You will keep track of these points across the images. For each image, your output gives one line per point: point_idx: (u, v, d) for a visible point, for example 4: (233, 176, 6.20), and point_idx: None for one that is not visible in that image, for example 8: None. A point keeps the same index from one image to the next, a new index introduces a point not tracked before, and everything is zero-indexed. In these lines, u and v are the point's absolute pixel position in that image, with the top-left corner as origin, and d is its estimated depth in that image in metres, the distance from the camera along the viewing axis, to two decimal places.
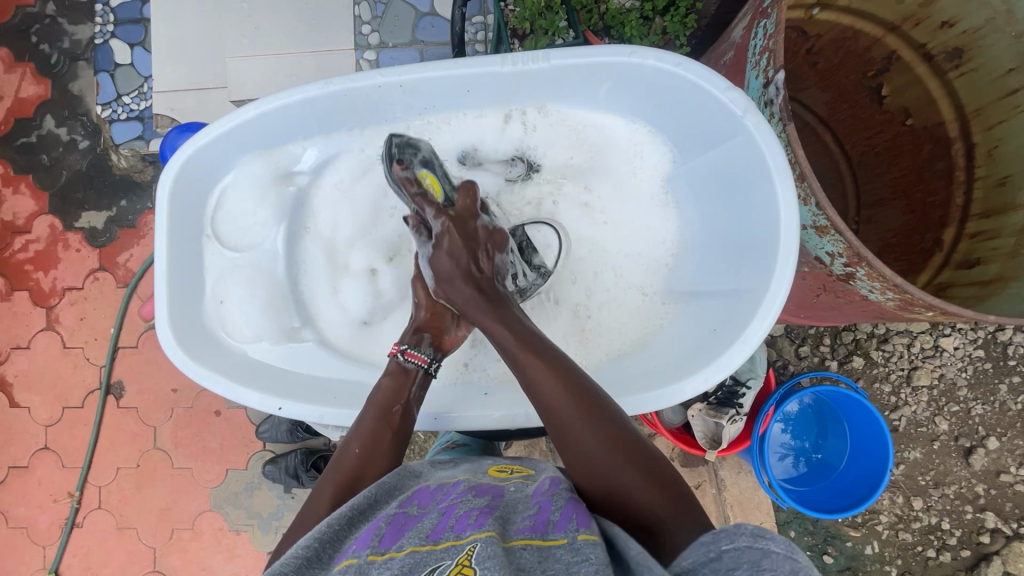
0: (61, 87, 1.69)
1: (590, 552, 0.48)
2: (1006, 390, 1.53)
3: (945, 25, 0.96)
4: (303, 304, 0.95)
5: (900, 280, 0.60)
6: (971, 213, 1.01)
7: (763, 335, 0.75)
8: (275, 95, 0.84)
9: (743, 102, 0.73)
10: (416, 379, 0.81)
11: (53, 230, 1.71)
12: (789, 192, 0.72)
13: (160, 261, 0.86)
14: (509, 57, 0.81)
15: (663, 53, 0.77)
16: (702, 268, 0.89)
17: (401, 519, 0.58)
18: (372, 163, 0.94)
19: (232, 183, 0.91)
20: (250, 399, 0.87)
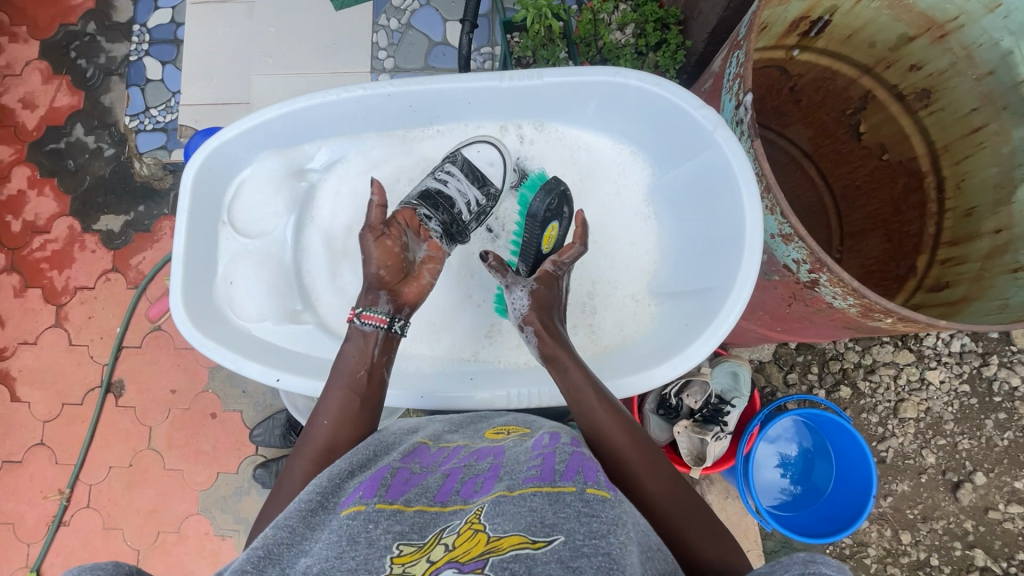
0: (93, 98, 1.80)
1: (601, 508, 0.51)
2: (992, 426, 1.55)
3: (913, 68, 1.04)
4: (307, 288, 1.01)
5: (857, 285, 0.64)
6: (942, 241, 1.06)
7: (728, 330, 0.78)
8: (292, 99, 0.90)
9: (712, 118, 0.79)
10: (377, 341, 0.83)
11: (72, 231, 1.78)
12: (754, 201, 0.76)
13: (178, 240, 0.90)
14: (508, 72, 0.88)
15: (643, 74, 0.84)
16: (679, 273, 0.96)
17: (402, 476, 0.64)
18: (383, 167, 1.02)
19: (251, 176, 0.98)
20: (250, 370, 0.89)
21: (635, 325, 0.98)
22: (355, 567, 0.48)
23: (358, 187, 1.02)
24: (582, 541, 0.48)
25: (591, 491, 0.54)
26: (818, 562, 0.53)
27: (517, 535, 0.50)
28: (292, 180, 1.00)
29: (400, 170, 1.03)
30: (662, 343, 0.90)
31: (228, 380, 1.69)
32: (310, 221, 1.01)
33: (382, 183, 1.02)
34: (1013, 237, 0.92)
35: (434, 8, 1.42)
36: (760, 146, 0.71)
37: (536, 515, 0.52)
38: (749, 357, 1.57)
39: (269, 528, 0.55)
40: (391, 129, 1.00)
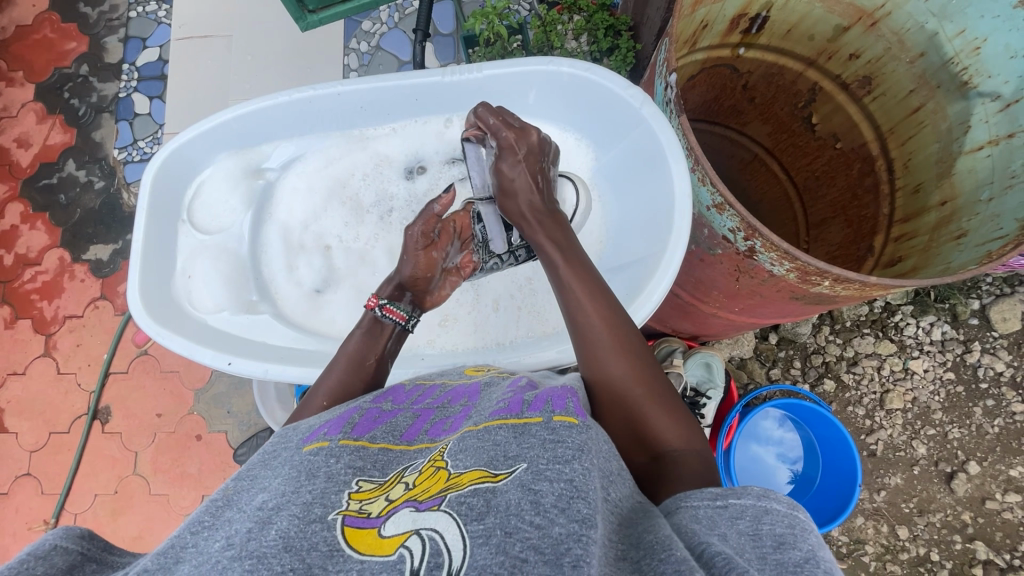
0: (84, 135, 1.88)
1: (567, 434, 0.49)
2: (982, 414, 1.53)
3: (852, 57, 1.09)
4: (262, 281, 1.04)
5: (787, 246, 0.67)
6: (895, 219, 1.09)
7: (663, 292, 0.80)
8: (249, 101, 0.96)
9: (640, 96, 0.84)
10: (391, 334, 0.86)
11: (62, 262, 1.82)
12: (682, 168, 0.79)
13: (137, 233, 0.93)
14: (449, 69, 0.94)
15: (574, 61, 0.89)
16: (621, 250, 0.98)
17: (372, 414, 0.63)
18: (339, 165, 1.06)
19: (209, 177, 1.02)
20: (202, 355, 0.90)
21: None
22: (311, 500, 0.46)
23: (313, 185, 1.06)
24: (544, 466, 0.45)
25: (558, 419, 0.52)
26: (772, 498, 0.46)
27: (479, 469, 0.48)
28: (249, 179, 1.04)
29: (355, 166, 1.07)
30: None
31: (213, 401, 1.70)
32: (268, 217, 1.05)
33: (336, 179, 1.06)
34: (957, 208, 0.96)
35: (402, 31, 1.49)
36: (687, 123, 0.74)
37: (499, 448, 0.50)
38: (729, 354, 1.57)
39: (230, 481, 0.54)
40: (345, 127, 1.04)
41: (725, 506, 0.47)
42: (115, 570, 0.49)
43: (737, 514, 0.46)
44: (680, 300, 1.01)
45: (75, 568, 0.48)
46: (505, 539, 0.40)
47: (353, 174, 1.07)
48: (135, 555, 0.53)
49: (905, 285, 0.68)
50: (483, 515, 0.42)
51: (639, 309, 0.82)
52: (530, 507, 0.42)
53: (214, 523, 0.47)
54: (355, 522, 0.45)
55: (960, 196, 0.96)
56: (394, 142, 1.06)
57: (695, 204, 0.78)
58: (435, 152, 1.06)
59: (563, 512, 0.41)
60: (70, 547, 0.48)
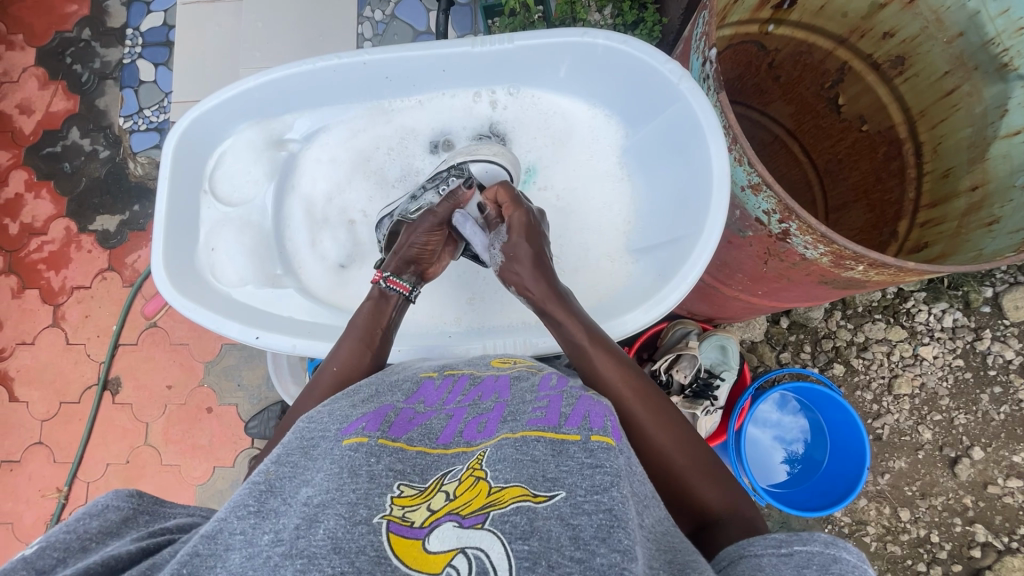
0: (88, 102, 1.84)
1: (605, 458, 0.50)
2: (988, 400, 1.54)
3: (886, 36, 1.06)
4: (286, 254, 1.04)
5: (825, 230, 0.65)
6: (922, 204, 1.08)
7: (695, 276, 0.79)
8: (272, 68, 0.93)
9: (678, 71, 0.81)
10: (395, 304, 0.85)
11: (69, 232, 1.80)
12: (722, 148, 0.77)
13: (160, 204, 0.92)
14: (478, 39, 0.90)
15: (610, 33, 0.86)
16: (648, 232, 0.97)
17: (407, 415, 0.63)
18: (363, 138, 1.04)
19: (231, 147, 1.00)
20: (230, 329, 0.89)
21: (609, 282, 0.99)
22: (355, 501, 0.46)
23: (336, 158, 1.04)
24: (583, 497, 0.46)
25: (595, 439, 0.53)
26: (842, 548, 0.49)
27: (518, 486, 0.48)
28: (271, 150, 1.02)
29: (379, 139, 1.04)
30: (637, 295, 0.90)
31: (224, 374, 1.70)
32: (292, 191, 1.04)
33: (360, 151, 1.04)
34: (989, 193, 0.95)
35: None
36: (727, 100, 0.71)
37: (538, 466, 0.50)
38: (740, 337, 1.57)
39: (269, 464, 0.54)
40: (369, 99, 1.02)
41: (791, 553, 0.50)
42: (166, 520, 0.56)
43: (805, 563, 0.48)
44: (700, 283, 1.00)
45: (129, 520, 0.54)
46: (549, 569, 0.41)
47: (377, 147, 1.04)
48: (182, 506, 0.59)
49: (940, 271, 0.68)
50: (526, 535, 0.43)
51: (670, 291, 0.81)
52: (569, 542, 0.43)
53: (261, 509, 0.47)
54: (400, 530, 0.45)
55: (993, 181, 0.95)
56: (420, 116, 1.04)
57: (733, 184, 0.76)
58: (462, 127, 1.04)
59: (604, 543, 0.43)
60: (123, 505, 0.54)
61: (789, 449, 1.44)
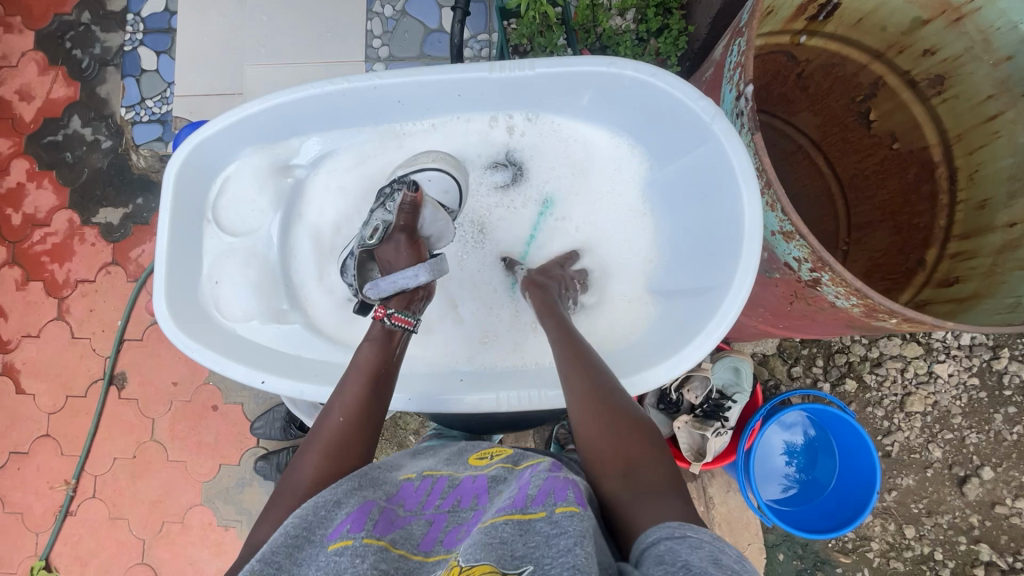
0: (89, 90, 1.78)
1: (568, 523, 0.55)
2: (1002, 421, 1.51)
3: (926, 53, 1.01)
4: (292, 289, 1.04)
5: (860, 285, 0.62)
6: (952, 233, 1.04)
7: (723, 333, 0.77)
8: (273, 93, 0.89)
9: (711, 110, 0.76)
10: (399, 339, 0.87)
11: (72, 224, 1.78)
12: (756, 200, 0.73)
13: (161, 240, 0.90)
14: (498, 64, 0.86)
15: (641, 64, 0.81)
16: (670, 273, 0.99)
17: (389, 514, 0.65)
18: (373, 164, 1.03)
19: (233, 173, 0.98)
20: (235, 372, 0.89)
21: (630, 322, 1.01)
22: None
23: (347, 183, 1.03)
24: (550, 564, 0.50)
25: (560, 510, 0.58)
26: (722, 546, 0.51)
27: (488, 563, 0.52)
28: (276, 177, 1.00)
29: (390, 164, 1.03)
30: (662, 342, 0.90)
31: None
32: (301, 218, 1.04)
33: (370, 177, 1.03)
34: None
35: None
36: (763, 144, 0.68)
37: (507, 546, 0.54)
38: (752, 350, 1.55)
39: (255, 564, 0.55)
40: (381, 123, 0.99)
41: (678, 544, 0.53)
42: None
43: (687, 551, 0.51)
44: None
45: None
46: None
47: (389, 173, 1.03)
48: None
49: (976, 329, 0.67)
50: None
51: (696, 348, 0.79)
52: None
53: None
54: None
55: None
56: (434, 140, 1.03)
57: (765, 234, 0.73)
58: (477, 154, 1.04)
59: None
60: None
61: (798, 471, 1.43)
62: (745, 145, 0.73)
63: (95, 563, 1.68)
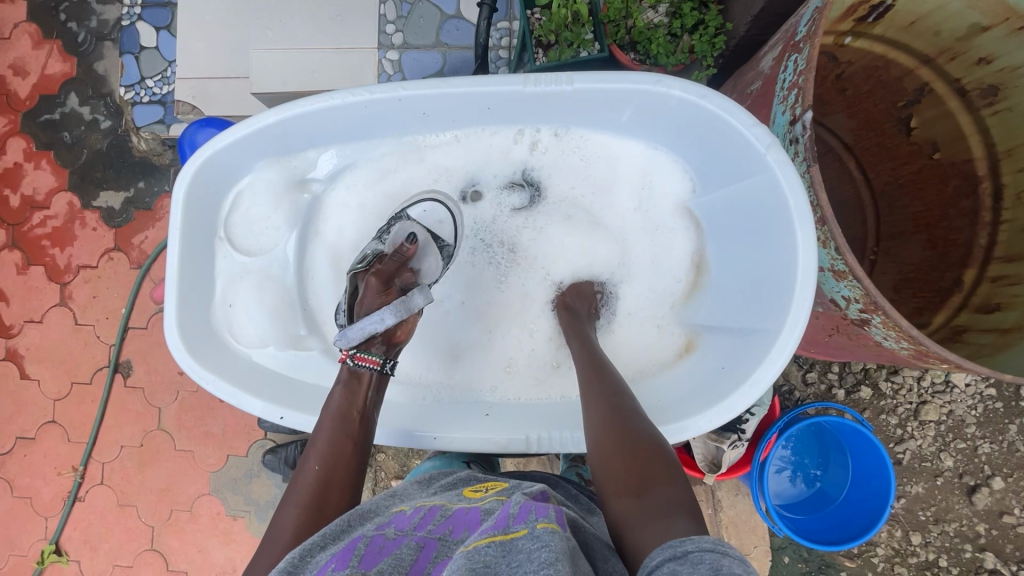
0: (86, 66, 1.71)
1: (550, 537, 0.54)
2: (1017, 431, 1.48)
3: (982, 61, 0.95)
4: (309, 313, 1.07)
5: (915, 331, 0.62)
6: (994, 255, 1.02)
7: (768, 383, 0.83)
8: (290, 104, 0.92)
9: (766, 139, 0.80)
10: (370, 383, 0.92)
11: (72, 208, 1.73)
12: (809, 233, 0.78)
13: (172, 262, 0.94)
14: (531, 78, 0.89)
15: (688, 84, 0.85)
16: (711, 306, 1.02)
17: (377, 544, 0.63)
18: (392, 181, 1.08)
19: (247, 186, 1.02)
20: (253, 406, 0.95)
21: (670, 355, 1.04)
22: None
23: (366, 198, 1.08)
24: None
25: (541, 525, 0.57)
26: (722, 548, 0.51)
27: None
28: (294, 192, 1.04)
29: (410, 179, 1.08)
30: (699, 383, 0.96)
31: None
32: (317, 236, 1.08)
33: (390, 194, 1.08)
34: None
35: None
36: (819, 172, 0.73)
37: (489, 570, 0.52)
38: None
39: None
40: (400, 134, 1.03)
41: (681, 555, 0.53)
42: None
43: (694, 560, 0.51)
44: None
45: None
46: None
47: (410, 188, 1.08)
48: None
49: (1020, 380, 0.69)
50: None
51: (742, 397, 0.85)
52: None
53: None
54: None
55: None
56: (454, 153, 1.07)
57: (818, 268, 0.78)
58: (494, 174, 1.09)
59: None
60: None
61: (806, 468, 1.44)
62: (799, 177, 0.78)
63: (105, 548, 1.69)
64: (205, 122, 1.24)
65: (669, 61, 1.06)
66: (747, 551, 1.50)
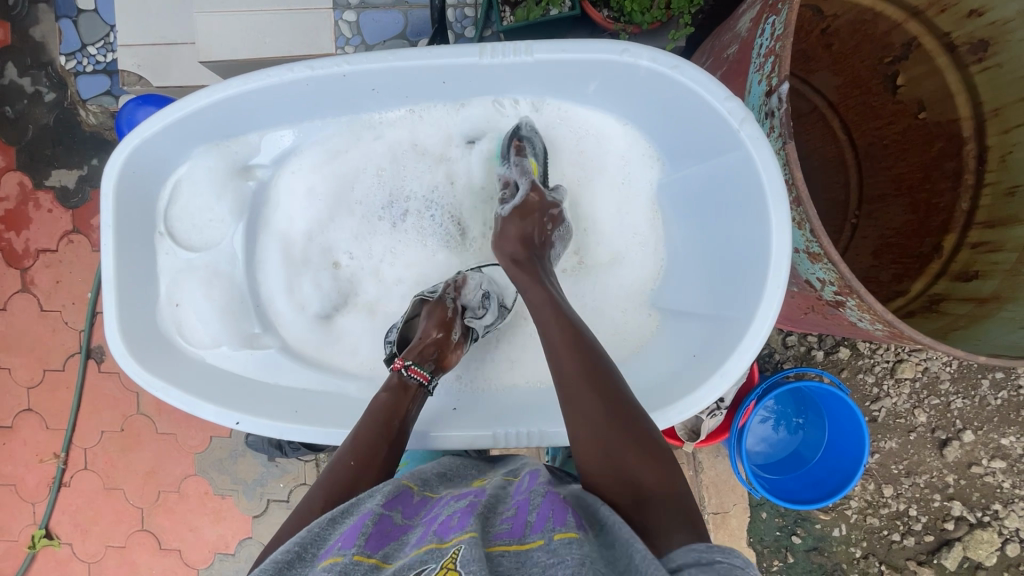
0: (21, 32, 1.57)
1: (570, 549, 0.52)
2: (988, 386, 1.51)
3: (973, 14, 0.91)
4: (263, 312, 1.04)
5: (890, 316, 0.62)
6: (975, 220, 1.00)
7: (740, 372, 0.82)
8: (228, 82, 0.87)
9: (740, 113, 0.76)
10: (414, 396, 0.89)
11: (23, 188, 1.63)
12: (784, 215, 0.75)
13: (107, 260, 0.90)
14: (488, 48, 0.84)
15: (657, 54, 0.80)
16: (682, 288, 1.00)
17: (384, 525, 0.62)
18: (343, 163, 1.03)
19: (187, 175, 0.97)
20: (207, 413, 0.93)
21: (639, 336, 1.03)
22: None
23: (315, 183, 1.03)
24: None
25: (559, 536, 0.55)
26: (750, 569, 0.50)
27: None
28: (238, 179, 1.00)
29: (365, 156, 1.03)
30: (672, 370, 0.94)
31: None
32: (268, 226, 1.04)
33: (342, 176, 1.04)
34: None
35: None
36: (794, 150, 0.70)
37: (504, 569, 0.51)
38: None
39: None
40: (350, 112, 0.99)
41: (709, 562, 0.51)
42: None
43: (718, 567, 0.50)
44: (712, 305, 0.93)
45: None
46: None
47: (363, 168, 1.04)
48: None
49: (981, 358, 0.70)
50: None
51: (714, 385, 0.84)
52: None
53: None
54: None
55: None
56: (412, 127, 1.02)
57: (795, 250, 0.77)
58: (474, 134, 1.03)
59: None
60: None
61: (788, 419, 1.45)
62: (774, 154, 0.75)
63: (95, 531, 1.70)
64: (142, 99, 1.18)
65: (644, 17, 0.98)
66: (726, 509, 1.54)
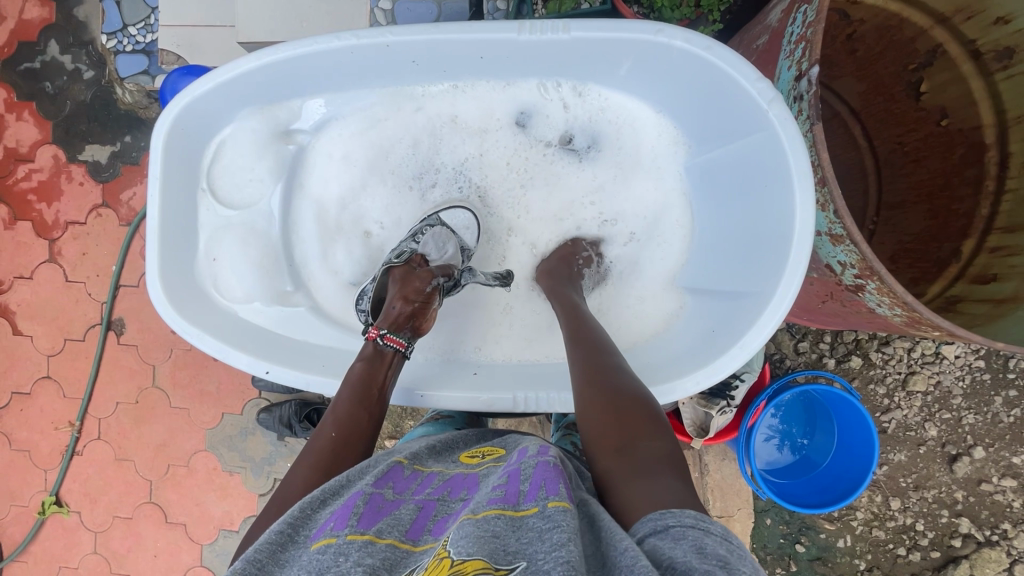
0: (66, 11, 1.63)
1: (561, 517, 0.53)
2: (1001, 403, 1.49)
3: (999, 22, 0.93)
4: (295, 269, 1.08)
5: (908, 298, 0.64)
6: (994, 225, 1.00)
7: (758, 347, 0.83)
8: (274, 48, 0.90)
9: (769, 94, 0.78)
10: (391, 364, 0.90)
11: (57, 161, 1.68)
12: (808, 195, 0.77)
13: (152, 210, 0.94)
14: (527, 25, 0.86)
15: (692, 35, 0.82)
16: (701, 268, 1.03)
17: (376, 502, 0.64)
18: (380, 133, 1.07)
19: (232, 135, 1.01)
20: (239, 361, 0.95)
21: (657, 317, 1.06)
22: None
23: (353, 151, 1.08)
24: (543, 559, 0.48)
25: (552, 504, 0.56)
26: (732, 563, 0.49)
27: (479, 559, 0.49)
28: (279, 143, 1.04)
29: (402, 127, 1.07)
30: (688, 347, 0.96)
31: None
32: (305, 190, 1.08)
33: (378, 146, 1.08)
34: None
35: None
36: (821, 132, 0.72)
37: (499, 540, 0.52)
38: None
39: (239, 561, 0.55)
40: (391, 84, 1.02)
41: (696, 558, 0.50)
42: None
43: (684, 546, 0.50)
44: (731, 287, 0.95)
45: None
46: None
47: (399, 139, 1.08)
48: None
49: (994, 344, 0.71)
50: None
51: (731, 358, 0.86)
52: None
53: None
54: None
55: None
56: (450, 101, 1.05)
57: (816, 233, 0.78)
58: (510, 111, 1.06)
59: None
60: None
61: (794, 439, 1.46)
62: (802, 135, 0.76)
63: (104, 500, 1.73)
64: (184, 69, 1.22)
65: (673, 14, 1.01)
66: (730, 513, 1.54)
